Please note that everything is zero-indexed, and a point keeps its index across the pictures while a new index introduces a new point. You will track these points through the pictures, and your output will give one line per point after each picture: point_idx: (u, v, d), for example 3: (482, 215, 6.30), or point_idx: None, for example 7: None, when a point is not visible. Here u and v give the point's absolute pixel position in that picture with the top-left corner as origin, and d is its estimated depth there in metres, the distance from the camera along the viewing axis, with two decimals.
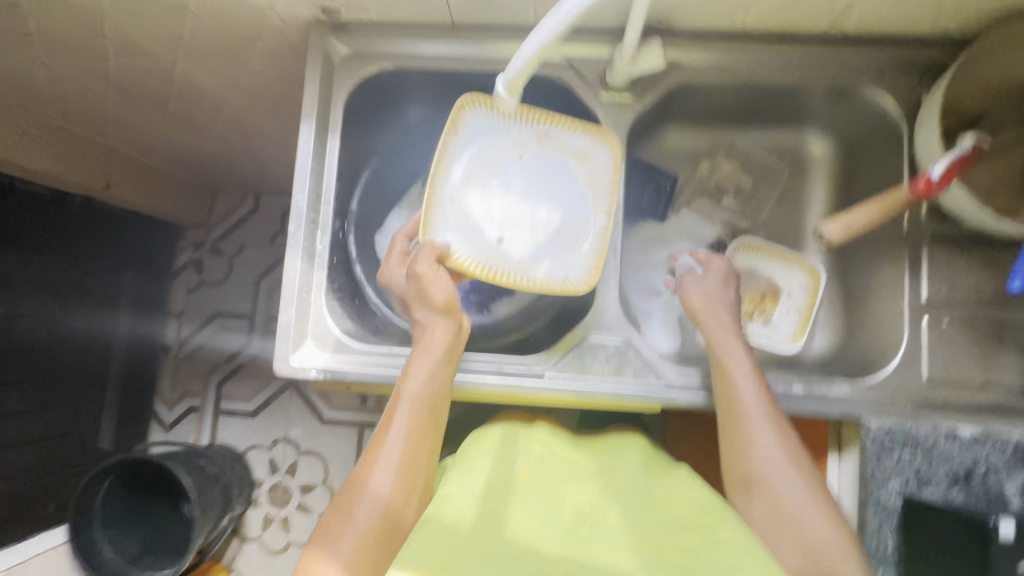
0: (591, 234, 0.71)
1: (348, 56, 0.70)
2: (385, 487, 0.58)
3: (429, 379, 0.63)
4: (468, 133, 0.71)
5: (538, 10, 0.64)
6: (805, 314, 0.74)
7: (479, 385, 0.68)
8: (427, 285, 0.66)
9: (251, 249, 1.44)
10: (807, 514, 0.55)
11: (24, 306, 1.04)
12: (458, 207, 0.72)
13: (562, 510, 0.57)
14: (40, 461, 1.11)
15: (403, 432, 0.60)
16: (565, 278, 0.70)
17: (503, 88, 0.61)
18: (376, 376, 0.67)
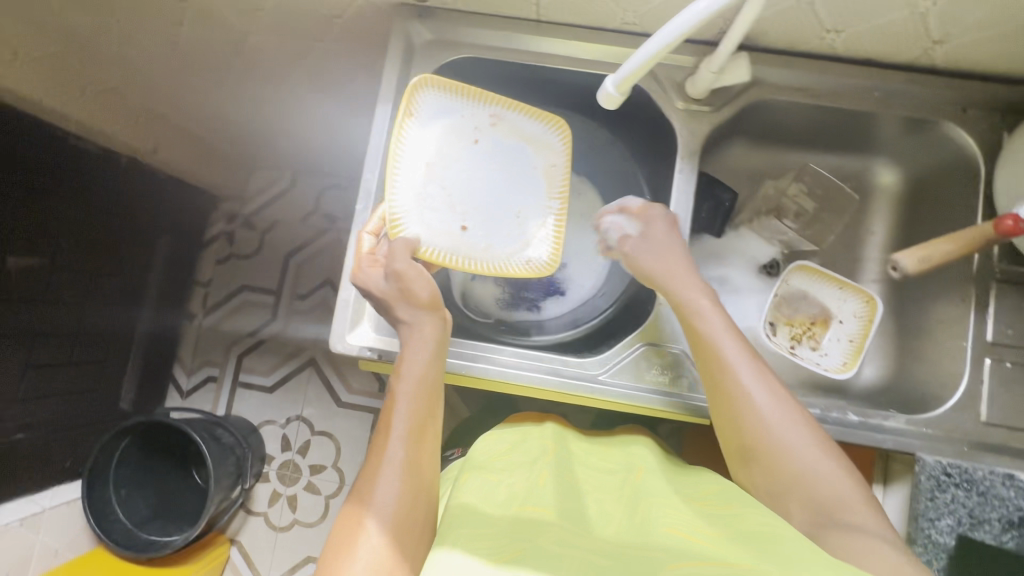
0: (547, 217, 0.74)
1: (431, 41, 0.70)
2: (394, 491, 0.57)
3: (421, 373, 0.63)
4: (425, 118, 0.70)
5: (627, 14, 0.63)
6: (856, 344, 0.72)
7: (535, 381, 0.69)
8: (411, 283, 0.64)
9: (284, 226, 1.44)
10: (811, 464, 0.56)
11: (58, 257, 1.05)
12: (419, 196, 0.70)
13: (585, 508, 0.60)
14: (62, 415, 1.11)
15: (404, 431, 0.60)
16: (526, 260, 0.73)
17: (613, 88, 0.57)
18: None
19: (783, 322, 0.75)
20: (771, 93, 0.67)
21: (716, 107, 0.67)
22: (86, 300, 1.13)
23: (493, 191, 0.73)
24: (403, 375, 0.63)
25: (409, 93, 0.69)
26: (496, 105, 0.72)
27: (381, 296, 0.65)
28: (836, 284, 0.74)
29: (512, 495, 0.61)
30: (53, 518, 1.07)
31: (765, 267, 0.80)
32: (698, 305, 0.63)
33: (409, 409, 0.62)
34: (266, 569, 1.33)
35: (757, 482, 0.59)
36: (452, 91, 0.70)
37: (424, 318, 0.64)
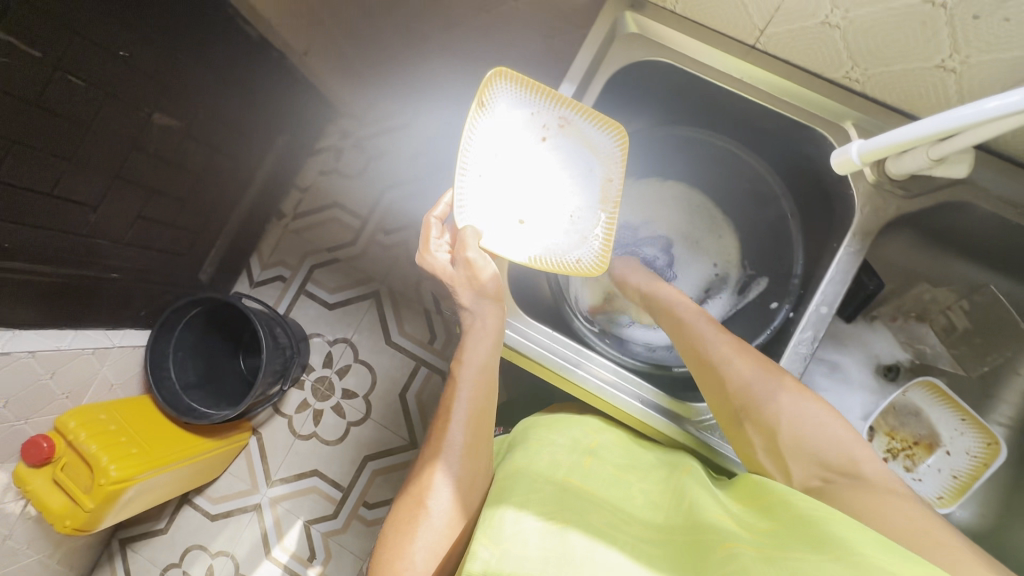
0: (601, 226, 0.70)
1: (634, 35, 0.64)
2: (455, 469, 0.63)
3: (484, 361, 0.67)
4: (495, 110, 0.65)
5: (858, 69, 0.58)
6: (959, 482, 0.70)
7: (626, 406, 0.69)
8: (477, 271, 0.65)
9: (389, 159, 1.45)
10: (812, 427, 0.57)
11: (194, 125, 1.08)
12: (481, 187, 0.67)
13: (632, 496, 0.62)
14: (150, 270, 1.17)
15: (465, 413, 0.65)
16: (578, 261, 0.70)
17: (856, 154, 0.55)
18: (539, 352, 0.69)
19: (883, 432, 0.74)
20: (978, 199, 0.60)
21: (912, 193, 0.62)
22: (202, 172, 1.18)
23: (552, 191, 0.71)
24: (467, 361, 0.67)
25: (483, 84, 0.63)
26: (569, 109, 0.66)
27: (449, 279, 0.67)
28: (957, 413, 0.71)
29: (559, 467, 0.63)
30: (118, 356, 1.16)
31: (883, 370, 0.77)
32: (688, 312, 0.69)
33: (470, 395, 0.67)
34: (275, 467, 1.39)
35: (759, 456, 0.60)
36: (528, 86, 0.65)
37: (490, 306, 0.68)
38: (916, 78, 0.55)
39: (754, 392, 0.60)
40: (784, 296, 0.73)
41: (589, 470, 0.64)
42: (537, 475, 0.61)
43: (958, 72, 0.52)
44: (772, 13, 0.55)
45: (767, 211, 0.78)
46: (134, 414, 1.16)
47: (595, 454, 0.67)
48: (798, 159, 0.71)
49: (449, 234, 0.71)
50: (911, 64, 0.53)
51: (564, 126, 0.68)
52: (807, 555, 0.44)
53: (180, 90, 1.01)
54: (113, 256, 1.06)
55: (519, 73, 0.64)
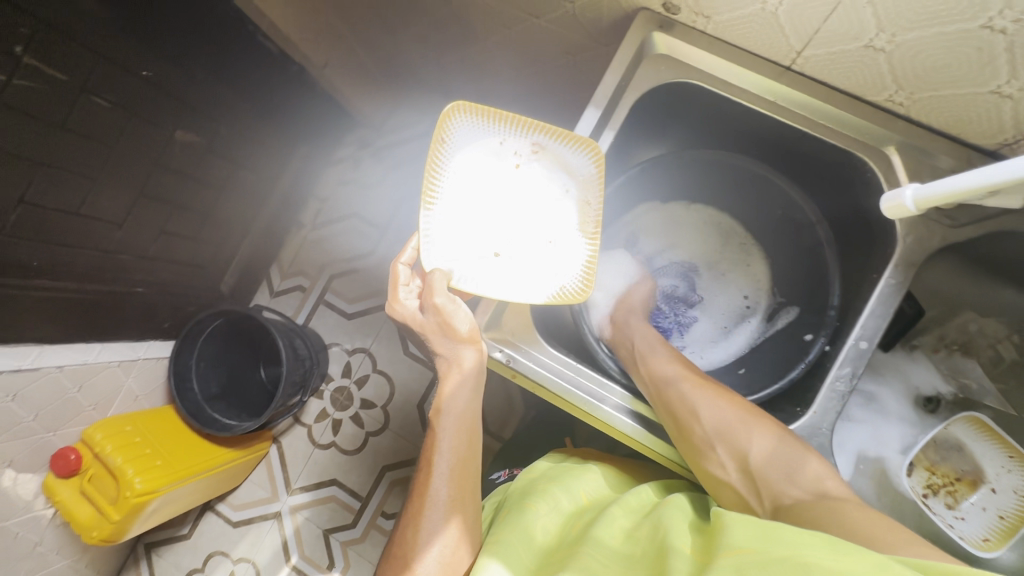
0: (581, 251, 0.68)
1: (661, 56, 0.62)
2: (444, 523, 0.60)
3: (463, 409, 0.65)
4: (457, 143, 0.65)
5: (902, 92, 0.54)
6: (1008, 524, 0.62)
7: (660, 443, 0.67)
8: (450, 318, 0.62)
9: (407, 169, 1.46)
10: (773, 449, 0.59)
11: (217, 141, 1.10)
12: (452, 224, 0.66)
13: (613, 535, 0.58)
14: (175, 282, 1.19)
15: (447, 463, 0.64)
16: (562, 287, 0.67)
17: (911, 199, 0.54)
18: (564, 388, 0.67)
19: (923, 467, 0.68)
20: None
21: (960, 223, 0.59)
22: (224, 186, 1.19)
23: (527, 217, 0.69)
24: (445, 409, 0.65)
25: (442, 120, 0.63)
26: (539, 132, 0.66)
27: (421, 328, 0.64)
28: (1005, 449, 0.65)
29: (557, 527, 0.63)
30: (143, 368, 1.18)
31: (923, 401, 0.72)
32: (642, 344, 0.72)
33: (451, 445, 0.64)
34: (295, 475, 1.40)
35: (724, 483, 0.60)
36: (487, 116, 0.65)
37: (468, 353, 0.65)
38: (966, 103, 0.52)
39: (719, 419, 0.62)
40: (820, 328, 0.69)
41: (574, 530, 0.61)
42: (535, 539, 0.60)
43: (1014, 99, 0.48)
44: (812, 35, 0.52)
45: (799, 241, 0.75)
46: (156, 427, 1.17)
47: (580, 517, 0.63)
48: (838, 190, 0.68)
49: (419, 279, 0.68)
50: (962, 89, 0.50)
51: (535, 151, 0.67)
52: (755, 555, 0.42)
53: (203, 107, 1.03)
54: (138, 271, 1.07)
55: (479, 104, 0.64)
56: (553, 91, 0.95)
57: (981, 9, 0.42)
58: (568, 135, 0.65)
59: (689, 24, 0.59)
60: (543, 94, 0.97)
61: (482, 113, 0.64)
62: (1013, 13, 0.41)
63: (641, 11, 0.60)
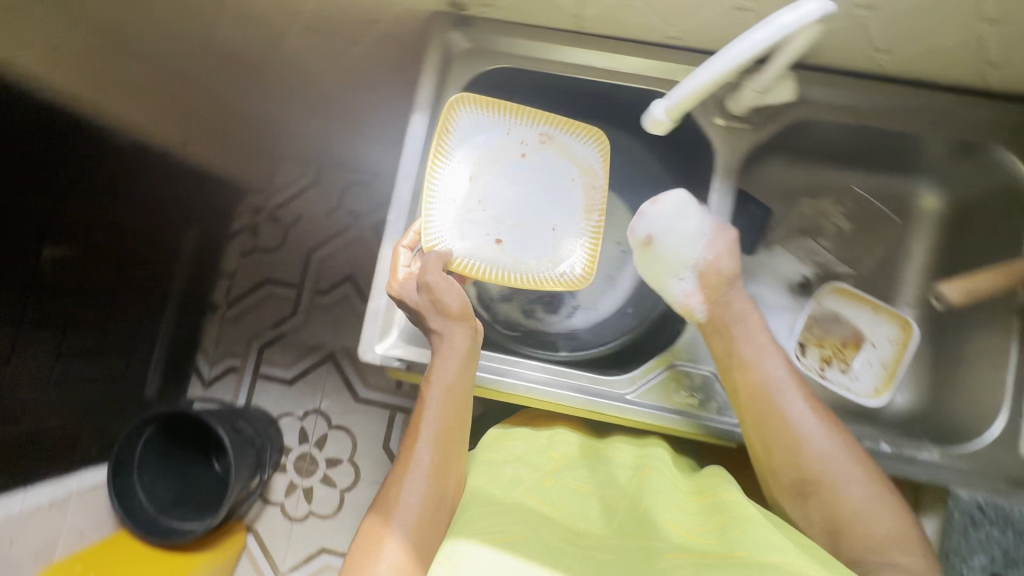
0: (584, 237, 0.65)
1: (466, 51, 0.63)
2: (420, 492, 0.54)
3: (452, 383, 0.58)
4: (460, 135, 0.63)
5: (671, 26, 0.57)
6: (889, 370, 0.67)
7: (565, 398, 0.61)
8: (439, 295, 0.57)
9: (308, 221, 1.46)
10: (873, 505, 0.53)
11: (93, 246, 1.05)
12: (457, 213, 0.63)
13: (590, 506, 0.61)
14: (93, 402, 1.14)
15: (430, 436, 0.57)
16: (563, 273, 0.64)
17: (663, 114, 0.54)
18: (449, 371, 0.61)
19: (813, 344, 0.68)
20: (819, 114, 0.60)
21: (757, 126, 0.61)
22: (116, 293, 1.14)
23: (530, 207, 0.65)
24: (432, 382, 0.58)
25: (446, 111, 0.62)
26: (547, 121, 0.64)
27: (415, 307, 0.59)
28: (870, 305, 0.69)
29: (520, 481, 0.62)
30: (79, 502, 1.09)
31: (797, 285, 0.71)
32: (745, 352, 0.60)
33: (438, 414, 0.58)
34: (281, 557, 1.35)
35: (796, 513, 0.57)
36: (491, 107, 0.63)
37: (460, 329, 0.59)
38: (722, 27, 0.56)
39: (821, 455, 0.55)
40: None
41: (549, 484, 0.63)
42: (494, 495, 0.58)
43: (756, 8, 0.53)
44: None
45: (635, 177, 0.72)
46: (112, 556, 1.09)
47: (558, 474, 0.66)
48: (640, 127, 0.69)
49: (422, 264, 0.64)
50: (716, 9, 0.53)
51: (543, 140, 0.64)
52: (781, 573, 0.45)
53: (70, 220, 0.99)
54: (41, 404, 1.01)
55: (485, 99, 0.63)
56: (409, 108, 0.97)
57: None
58: (577, 125, 0.64)
59: (484, 16, 0.61)
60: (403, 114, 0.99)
61: (488, 106, 0.62)
62: None
63: (434, 16, 0.61)
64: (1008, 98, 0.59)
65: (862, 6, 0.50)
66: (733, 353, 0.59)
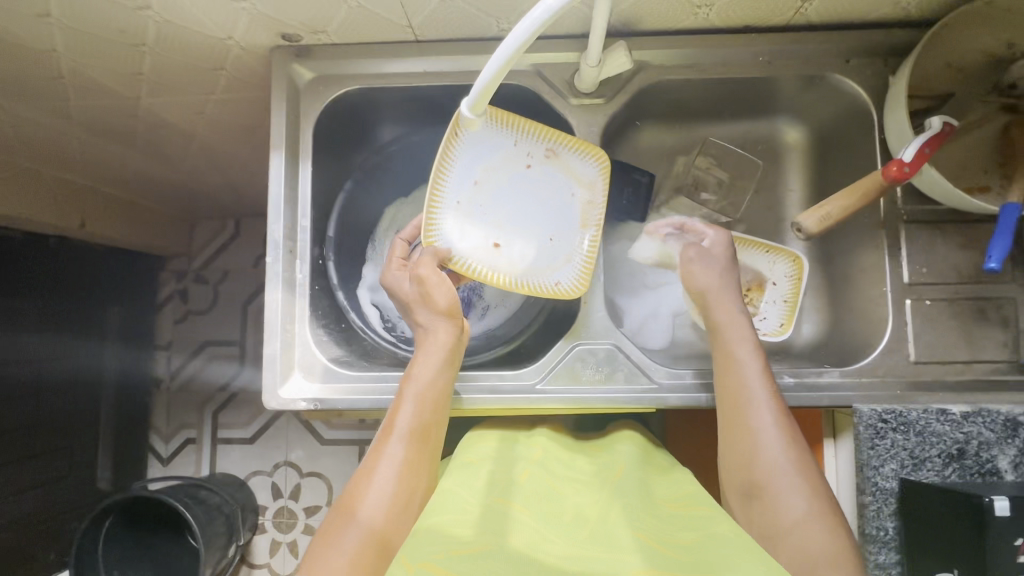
0: (581, 249, 0.63)
1: (315, 80, 0.62)
2: (388, 484, 0.53)
3: (432, 379, 0.57)
4: (468, 141, 0.61)
5: (502, 21, 0.57)
6: (791, 303, 0.69)
7: (476, 402, 0.60)
8: (428, 288, 0.59)
9: (236, 274, 1.43)
10: (803, 513, 0.49)
11: (9, 351, 1.02)
12: (459, 216, 0.62)
13: (563, 512, 0.54)
14: (41, 507, 1.09)
15: (405, 430, 0.55)
16: (557, 284, 0.62)
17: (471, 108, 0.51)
18: (357, 401, 0.59)
19: None
20: (662, 76, 0.61)
21: (610, 97, 0.61)
22: (42, 390, 1.09)
23: (532, 216, 0.63)
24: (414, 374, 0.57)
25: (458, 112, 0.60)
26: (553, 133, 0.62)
27: (406, 298, 0.61)
28: (762, 246, 0.70)
29: (487, 488, 0.55)
30: None
31: None
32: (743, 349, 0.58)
33: (415, 410, 0.56)
34: None
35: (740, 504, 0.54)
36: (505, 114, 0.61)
37: (440, 323, 0.59)
38: None
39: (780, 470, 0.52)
40: None
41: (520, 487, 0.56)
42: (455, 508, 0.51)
43: None
44: (401, 7, 0.54)
45: None
46: None
47: (533, 472, 0.59)
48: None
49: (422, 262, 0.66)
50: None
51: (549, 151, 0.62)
52: None
53: None
54: None
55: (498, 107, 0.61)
56: None
57: None
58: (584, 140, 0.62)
59: (319, 43, 0.60)
60: None
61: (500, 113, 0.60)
62: None
63: (271, 51, 0.60)
64: (840, 28, 0.59)
65: None
66: (720, 358, 0.58)
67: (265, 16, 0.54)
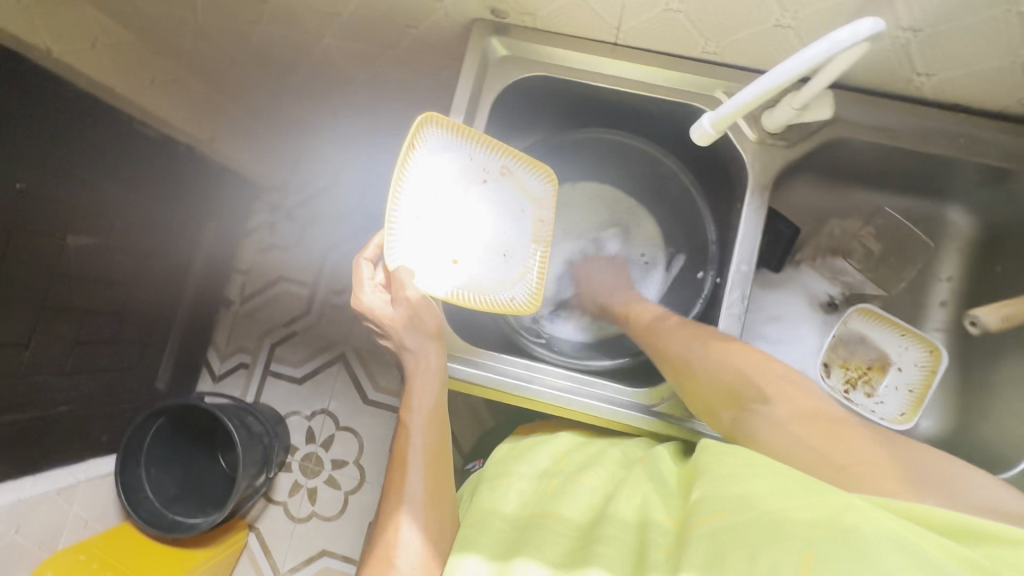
0: (534, 265, 0.67)
1: (505, 58, 0.63)
2: (417, 516, 0.53)
3: (433, 404, 0.59)
4: (430, 157, 0.59)
5: (710, 44, 0.57)
6: (917, 395, 0.67)
7: (591, 407, 0.62)
8: (420, 310, 0.58)
9: (325, 221, 1.46)
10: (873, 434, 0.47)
11: (115, 238, 1.06)
12: (423, 230, 0.60)
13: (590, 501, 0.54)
14: (105, 390, 1.13)
15: (421, 461, 0.56)
16: (511, 299, 0.65)
17: (712, 125, 0.52)
18: (488, 379, 0.62)
19: (838, 365, 0.70)
20: (853, 133, 0.59)
21: (793, 142, 0.60)
22: (134, 283, 1.14)
23: (487, 231, 0.65)
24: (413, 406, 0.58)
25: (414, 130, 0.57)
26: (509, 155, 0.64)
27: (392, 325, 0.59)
28: (897, 329, 0.69)
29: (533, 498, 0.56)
30: (86, 491, 1.09)
31: (824, 304, 0.73)
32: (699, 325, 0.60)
33: (424, 439, 0.58)
34: (281, 557, 1.32)
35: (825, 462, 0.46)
36: (458, 132, 0.60)
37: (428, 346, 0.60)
38: (762, 43, 0.54)
39: (707, 356, 0.55)
40: (707, 265, 0.70)
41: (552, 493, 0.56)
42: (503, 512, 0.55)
43: (795, 27, 0.51)
44: (620, 9, 0.54)
45: (668, 194, 0.75)
46: (116, 548, 1.08)
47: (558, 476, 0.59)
48: (668, 138, 0.71)
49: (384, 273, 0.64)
50: (752, 28, 0.53)
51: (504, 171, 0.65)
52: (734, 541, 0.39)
53: (92, 207, 1.00)
54: (58, 389, 1.01)
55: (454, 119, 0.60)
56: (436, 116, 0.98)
57: None
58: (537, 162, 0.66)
59: (521, 24, 0.61)
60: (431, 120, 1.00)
61: (458, 128, 0.60)
62: None
63: (474, 22, 0.61)
64: None
65: (908, 29, 0.49)
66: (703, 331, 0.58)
67: None
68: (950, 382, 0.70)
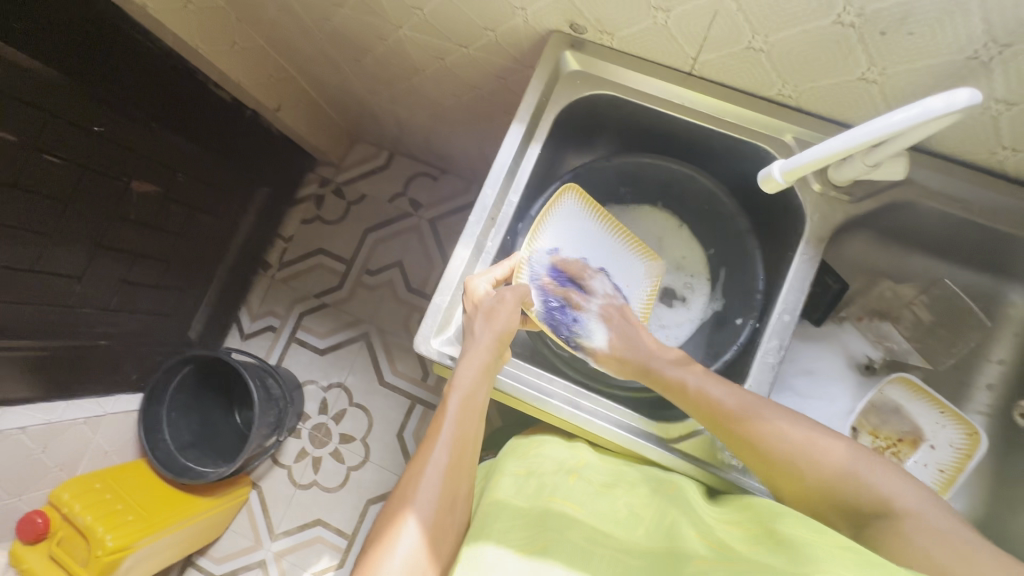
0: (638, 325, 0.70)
1: (577, 72, 0.63)
2: (433, 488, 0.53)
3: (473, 391, 0.56)
4: (560, 219, 0.68)
5: (787, 87, 0.56)
6: (946, 476, 0.65)
7: (605, 431, 0.62)
8: (499, 313, 0.58)
9: (371, 202, 1.50)
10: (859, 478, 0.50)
11: (174, 188, 1.11)
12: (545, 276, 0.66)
13: (618, 508, 0.55)
14: (145, 331, 1.18)
15: (449, 439, 0.55)
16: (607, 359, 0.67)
17: (780, 173, 0.52)
18: (511, 386, 0.63)
19: (867, 431, 0.67)
20: (922, 197, 0.57)
21: (858, 198, 0.59)
22: (184, 234, 1.19)
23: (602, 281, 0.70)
24: (455, 386, 0.56)
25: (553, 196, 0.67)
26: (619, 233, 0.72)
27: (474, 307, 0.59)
28: (936, 406, 0.67)
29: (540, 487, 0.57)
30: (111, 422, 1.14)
31: (862, 365, 0.71)
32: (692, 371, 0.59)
33: (457, 423, 0.56)
34: (278, 519, 1.35)
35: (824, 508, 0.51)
36: (587, 206, 0.70)
37: (488, 340, 0.58)
38: (842, 93, 0.53)
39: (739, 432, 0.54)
40: (749, 311, 0.66)
41: (572, 485, 0.57)
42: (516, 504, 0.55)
43: (880, 83, 0.50)
44: (702, 41, 0.54)
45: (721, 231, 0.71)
46: (128, 481, 1.12)
47: (582, 473, 0.59)
48: (727, 173, 0.70)
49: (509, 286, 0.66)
50: (835, 78, 0.52)
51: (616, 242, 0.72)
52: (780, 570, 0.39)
53: (156, 155, 1.05)
54: (99, 324, 1.06)
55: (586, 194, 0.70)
56: (494, 118, 1.00)
57: (829, 6, 0.44)
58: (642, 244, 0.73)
59: (598, 40, 0.61)
60: (488, 121, 1.01)
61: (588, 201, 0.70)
62: (856, 8, 0.44)
63: (551, 33, 0.62)
64: None
65: (1001, 102, 0.47)
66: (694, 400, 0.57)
67: (570, 4, 0.56)
68: (982, 468, 0.67)
